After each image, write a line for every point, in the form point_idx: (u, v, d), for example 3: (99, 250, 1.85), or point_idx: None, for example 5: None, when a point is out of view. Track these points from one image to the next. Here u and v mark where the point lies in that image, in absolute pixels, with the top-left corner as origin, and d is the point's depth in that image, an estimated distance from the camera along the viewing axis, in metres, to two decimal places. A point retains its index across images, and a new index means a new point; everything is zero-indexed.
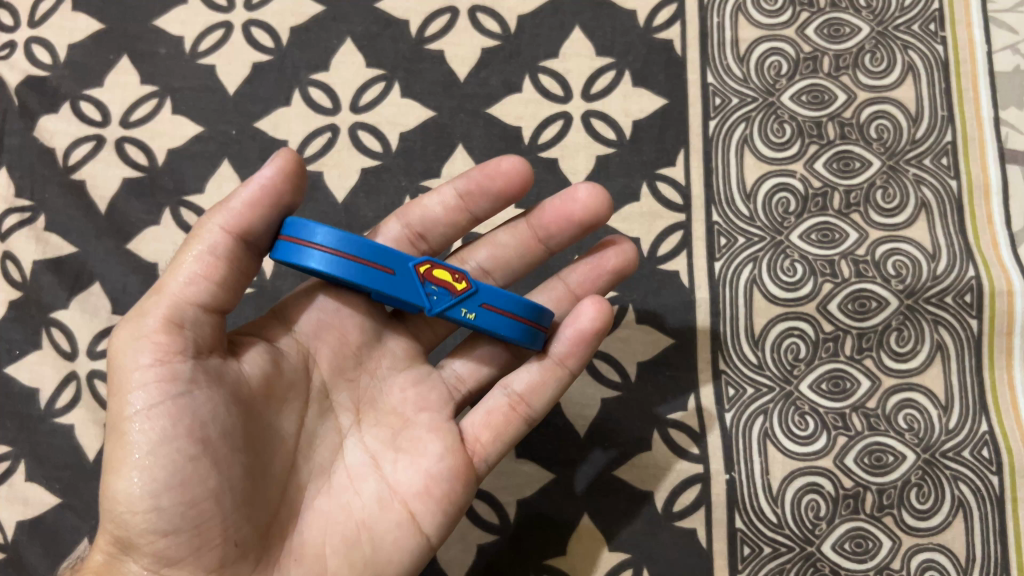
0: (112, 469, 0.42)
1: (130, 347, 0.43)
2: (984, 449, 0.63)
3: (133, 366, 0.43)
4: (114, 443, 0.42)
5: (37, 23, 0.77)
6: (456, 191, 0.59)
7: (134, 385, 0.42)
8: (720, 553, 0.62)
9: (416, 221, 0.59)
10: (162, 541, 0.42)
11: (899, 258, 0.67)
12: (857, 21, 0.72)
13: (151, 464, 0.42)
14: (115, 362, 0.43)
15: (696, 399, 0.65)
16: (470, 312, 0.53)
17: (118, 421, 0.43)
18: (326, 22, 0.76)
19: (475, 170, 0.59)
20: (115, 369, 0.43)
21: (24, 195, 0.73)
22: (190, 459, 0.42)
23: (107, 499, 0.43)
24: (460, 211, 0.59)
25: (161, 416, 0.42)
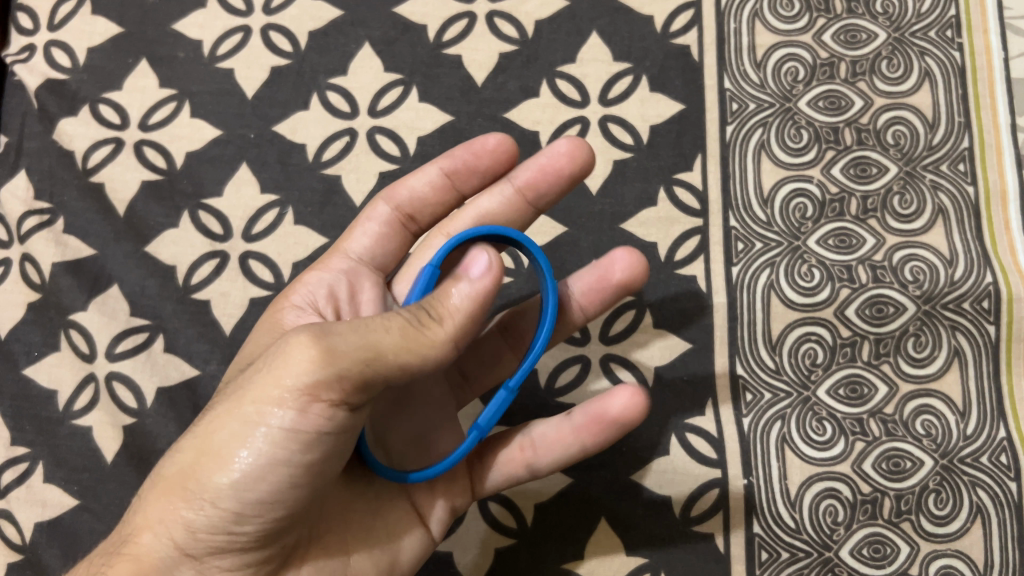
0: (221, 459, 0.41)
1: (298, 362, 0.39)
2: (1002, 455, 0.63)
3: (301, 389, 0.39)
4: (233, 432, 0.41)
5: (56, 27, 0.77)
6: (440, 168, 0.60)
7: (289, 402, 0.40)
8: (738, 558, 0.62)
9: (406, 202, 0.60)
10: (225, 536, 0.42)
11: (916, 264, 0.67)
12: (874, 27, 0.72)
13: (259, 480, 0.41)
14: (291, 359, 0.40)
15: (714, 404, 0.65)
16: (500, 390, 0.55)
17: (251, 421, 0.41)
18: (344, 26, 0.76)
19: (460, 149, 0.60)
20: (286, 368, 0.40)
21: (43, 197, 0.73)
22: (292, 487, 0.42)
23: (200, 477, 0.41)
24: (448, 188, 0.61)
25: (294, 443, 0.40)
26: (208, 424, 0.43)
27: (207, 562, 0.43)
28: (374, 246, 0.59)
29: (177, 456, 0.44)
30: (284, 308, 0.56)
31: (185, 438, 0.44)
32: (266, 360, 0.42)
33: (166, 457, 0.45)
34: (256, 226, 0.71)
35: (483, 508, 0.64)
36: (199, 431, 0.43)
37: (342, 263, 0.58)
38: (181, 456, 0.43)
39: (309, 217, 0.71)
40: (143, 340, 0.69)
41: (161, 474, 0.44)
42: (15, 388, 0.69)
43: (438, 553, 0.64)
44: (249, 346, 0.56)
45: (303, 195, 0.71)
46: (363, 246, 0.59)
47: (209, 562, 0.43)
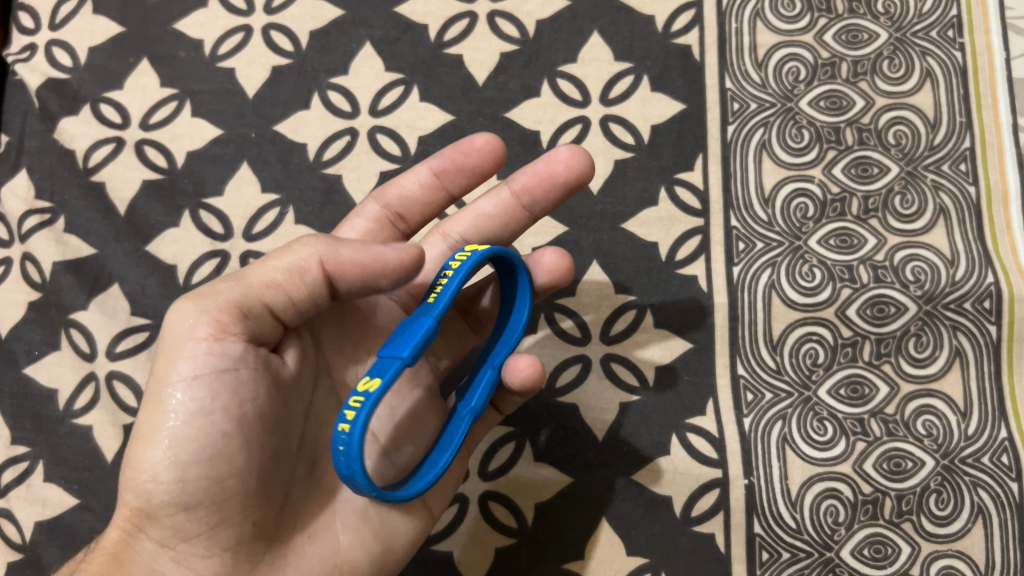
0: (146, 442, 0.42)
1: (191, 315, 0.43)
2: (1004, 455, 0.63)
3: (189, 336, 0.42)
4: (148, 410, 0.42)
5: (57, 26, 0.77)
6: (428, 168, 0.60)
7: (185, 353, 0.42)
8: (739, 558, 0.62)
9: (395, 201, 0.60)
10: (183, 514, 0.42)
11: (917, 264, 0.67)
12: (875, 27, 0.72)
13: (191, 442, 0.41)
14: (171, 329, 0.43)
15: (715, 404, 0.65)
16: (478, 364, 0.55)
17: (163, 390, 0.42)
18: (345, 26, 0.76)
19: (449, 149, 0.59)
20: (168, 335, 0.43)
21: (44, 196, 0.73)
22: (223, 437, 0.42)
23: (133, 465, 0.42)
24: (437, 188, 0.60)
25: (201, 389, 0.42)
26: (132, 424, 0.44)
27: (182, 550, 0.43)
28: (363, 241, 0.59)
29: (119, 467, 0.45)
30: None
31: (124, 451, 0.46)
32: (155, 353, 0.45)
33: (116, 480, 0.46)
34: (257, 225, 0.71)
35: (483, 508, 0.64)
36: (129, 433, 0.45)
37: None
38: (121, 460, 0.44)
39: (310, 217, 0.71)
40: (144, 339, 0.69)
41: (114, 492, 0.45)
42: (16, 388, 0.69)
43: (438, 553, 0.64)
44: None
45: (305, 195, 0.71)
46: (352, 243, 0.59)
47: (183, 550, 0.43)
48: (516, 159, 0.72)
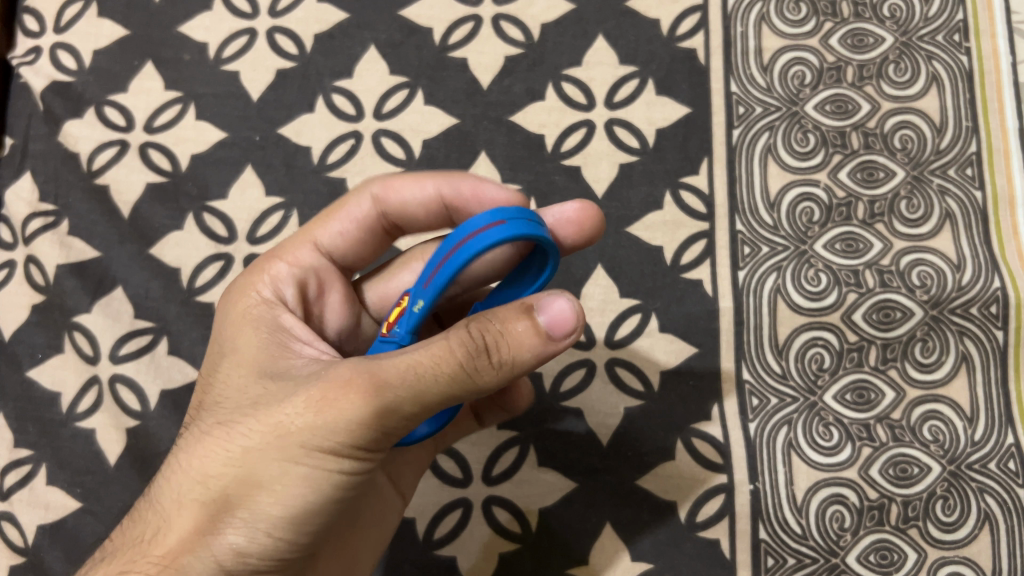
0: (273, 493, 0.40)
1: (361, 416, 0.39)
2: (1010, 461, 0.62)
3: (358, 437, 0.39)
4: (280, 467, 0.40)
5: (63, 29, 0.77)
6: (441, 192, 0.54)
7: (344, 446, 0.40)
8: (744, 564, 0.62)
9: (393, 209, 0.55)
10: (270, 563, 0.42)
11: (924, 269, 0.66)
12: (881, 31, 0.72)
13: (315, 511, 0.41)
14: (333, 408, 0.39)
15: (720, 408, 0.65)
16: (419, 301, 0.41)
17: (307, 462, 0.40)
18: (349, 29, 0.76)
19: (466, 185, 0.54)
20: (329, 413, 0.39)
21: (47, 199, 0.73)
22: (335, 513, 0.43)
23: (250, 507, 0.41)
24: (439, 210, 0.55)
25: (342, 480, 0.41)
26: (242, 454, 0.41)
27: None
28: (349, 247, 0.56)
29: (209, 476, 0.42)
30: (246, 292, 0.51)
31: (212, 455, 0.42)
32: (303, 398, 0.40)
33: (188, 471, 0.43)
34: (261, 229, 0.71)
35: (487, 512, 0.64)
36: (233, 452, 0.41)
37: (312, 257, 0.54)
38: (219, 475, 0.41)
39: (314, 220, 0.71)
40: (147, 342, 0.69)
41: (191, 495, 0.42)
42: (19, 390, 0.69)
43: (442, 558, 0.64)
44: (226, 324, 0.49)
45: (309, 198, 0.71)
46: (336, 245, 0.55)
47: None
48: (520, 162, 0.71)
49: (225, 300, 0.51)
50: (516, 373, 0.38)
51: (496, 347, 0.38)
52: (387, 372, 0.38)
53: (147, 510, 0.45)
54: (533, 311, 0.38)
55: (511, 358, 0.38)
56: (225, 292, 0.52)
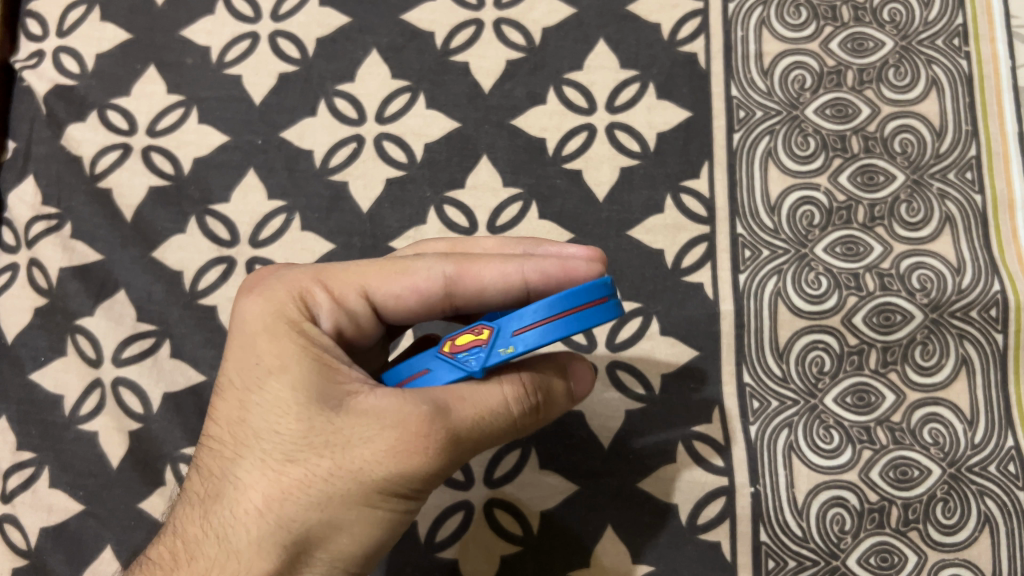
0: (353, 533, 0.45)
1: (437, 462, 0.44)
2: (1010, 464, 0.63)
3: (429, 476, 0.45)
4: (361, 509, 0.44)
5: (66, 33, 0.78)
6: (524, 277, 0.49)
7: (417, 485, 0.45)
8: (745, 566, 0.62)
9: (465, 292, 0.50)
10: None
11: (924, 272, 0.67)
12: (881, 35, 0.72)
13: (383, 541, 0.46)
14: (411, 457, 0.44)
15: (721, 411, 0.65)
16: (507, 346, 0.41)
17: (386, 503, 0.45)
18: (351, 33, 0.76)
19: (555, 268, 0.50)
20: (407, 461, 0.44)
21: (50, 202, 0.73)
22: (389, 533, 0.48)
23: (329, 546, 0.45)
24: (514, 292, 0.50)
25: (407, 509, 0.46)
26: (323, 499, 0.44)
27: None
28: (399, 309, 0.50)
29: (285, 518, 0.44)
30: (280, 308, 0.48)
31: (290, 499, 0.44)
32: (376, 445, 0.44)
33: (259, 512, 0.45)
34: (263, 232, 0.71)
35: (488, 515, 0.64)
36: (311, 496, 0.44)
37: (357, 305, 0.50)
38: (298, 519, 0.44)
39: (316, 223, 0.71)
40: (150, 345, 0.69)
41: (267, 539, 0.44)
42: (21, 393, 0.69)
43: (443, 560, 0.64)
44: (264, 339, 0.47)
45: (310, 202, 0.72)
46: (388, 304, 0.50)
47: None
48: (522, 165, 0.72)
49: (254, 310, 0.49)
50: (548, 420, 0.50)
51: (545, 402, 0.48)
52: (460, 427, 0.45)
53: (210, 544, 0.46)
54: (566, 371, 0.50)
55: (550, 412, 0.49)
56: (256, 296, 0.50)
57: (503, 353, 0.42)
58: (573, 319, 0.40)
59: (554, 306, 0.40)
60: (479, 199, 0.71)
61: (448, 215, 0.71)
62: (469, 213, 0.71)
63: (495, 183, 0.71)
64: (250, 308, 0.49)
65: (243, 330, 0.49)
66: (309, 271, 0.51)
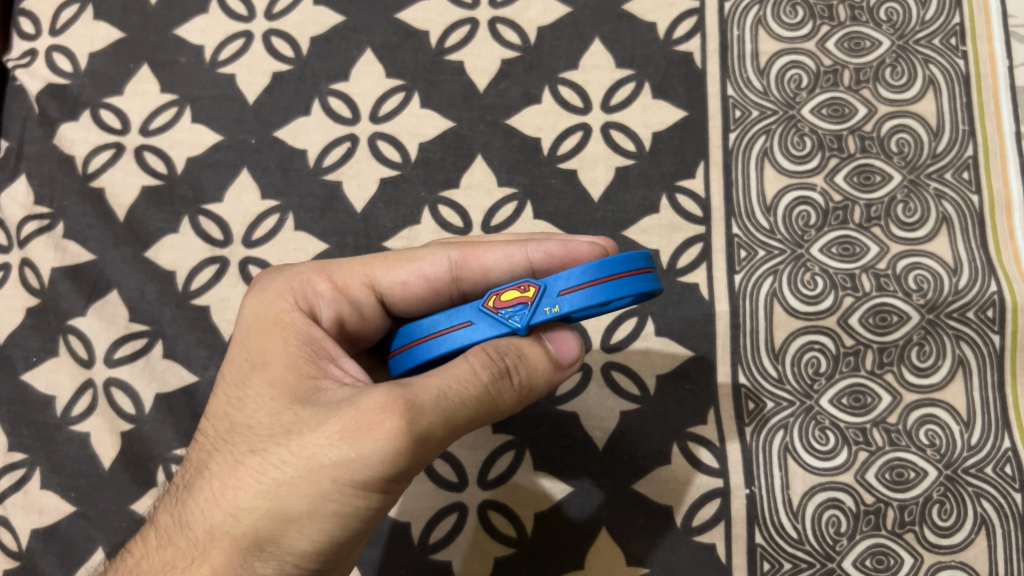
0: (303, 526, 0.42)
1: (389, 447, 0.41)
2: (1007, 466, 0.62)
3: (387, 469, 0.42)
4: (312, 499, 0.42)
5: (58, 32, 0.77)
6: (529, 258, 0.52)
7: (373, 477, 0.42)
8: (740, 568, 0.62)
9: (470, 275, 0.53)
10: None
11: (920, 273, 0.66)
12: (878, 35, 0.72)
13: (340, 544, 0.43)
14: (365, 440, 0.41)
15: (716, 413, 0.65)
16: (554, 306, 0.43)
17: (336, 497, 0.42)
18: (346, 32, 0.76)
19: (557, 247, 0.52)
20: (362, 445, 0.41)
21: (42, 202, 0.73)
22: (360, 540, 0.45)
23: (280, 541, 0.42)
24: (519, 277, 0.53)
25: (369, 508, 0.43)
26: (273, 487, 0.43)
27: None
28: (404, 296, 0.53)
29: (240, 507, 0.43)
30: (279, 297, 0.50)
31: (245, 487, 0.43)
32: (331, 430, 0.42)
33: (219, 500, 0.44)
34: (256, 232, 0.71)
35: (482, 516, 0.64)
36: (265, 483, 0.43)
37: (363, 296, 0.52)
38: (251, 506, 0.43)
39: (310, 223, 0.71)
40: (142, 346, 0.69)
41: (223, 527, 0.43)
42: (13, 394, 0.69)
43: (437, 563, 0.64)
44: (253, 334, 0.49)
45: (304, 202, 0.71)
46: (395, 292, 0.53)
47: None
48: (517, 165, 0.71)
49: (249, 304, 0.51)
50: (533, 396, 0.46)
51: (517, 370, 0.44)
52: (422, 402, 0.42)
53: (178, 533, 0.46)
54: (542, 339, 0.46)
55: (529, 378, 0.45)
56: (255, 289, 0.52)
57: (549, 312, 0.43)
58: (610, 286, 0.43)
59: (595, 272, 0.43)
60: (474, 199, 0.71)
61: (442, 215, 0.70)
62: (463, 213, 0.70)
63: (489, 182, 0.71)
64: (247, 304, 0.51)
65: (238, 326, 0.51)
66: (310, 266, 0.53)
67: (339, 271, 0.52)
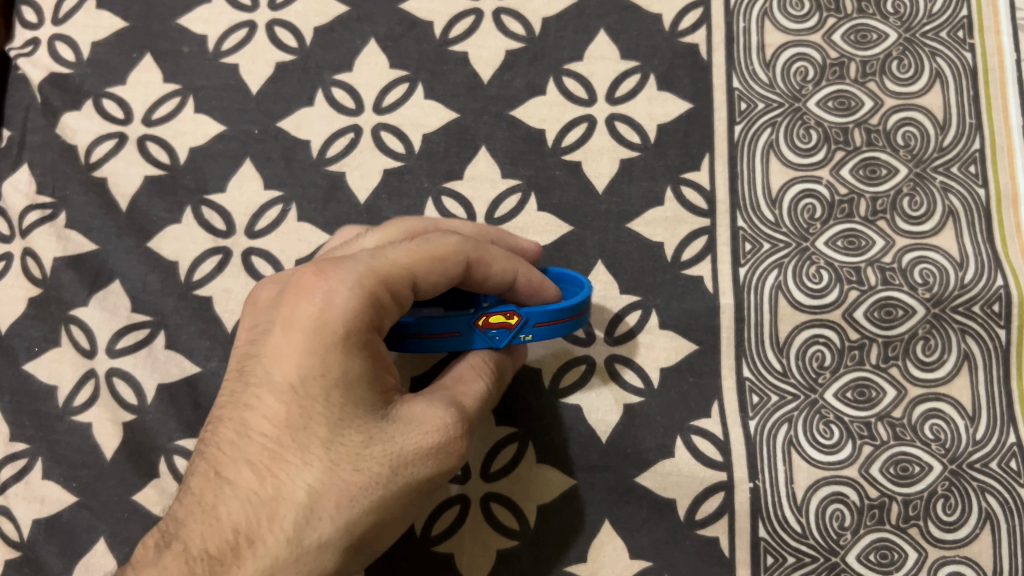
0: (396, 527, 0.47)
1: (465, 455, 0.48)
2: (1012, 461, 0.62)
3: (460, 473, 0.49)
4: (411, 508, 0.46)
5: (61, 21, 0.77)
6: (519, 279, 0.55)
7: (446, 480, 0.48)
8: (743, 562, 0.61)
9: (477, 275, 0.53)
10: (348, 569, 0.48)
11: (926, 266, 0.66)
12: (884, 27, 0.72)
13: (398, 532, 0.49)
14: (455, 451, 0.47)
15: (720, 406, 0.65)
16: (528, 334, 0.54)
17: (424, 502, 0.47)
18: (350, 23, 0.75)
19: (539, 275, 0.57)
20: (453, 455, 0.47)
21: (45, 191, 0.73)
22: None
23: (374, 542, 0.46)
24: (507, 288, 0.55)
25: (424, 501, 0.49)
26: (382, 502, 0.45)
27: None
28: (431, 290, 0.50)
29: (335, 523, 0.44)
30: (353, 310, 0.45)
31: (359, 503, 0.44)
32: (429, 447, 0.46)
33: (323, 515, 0.44)
34: (259, 223, 0.70)
35: (485, 509, 0.64)
36: (376, 498, 0.45)
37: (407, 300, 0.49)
38: (366, 522, 0.44)
39: (313, 214, 0.70)
40: (144, 336, 0.68)
41: (333, 540, 0.44)
42: (15, 384, 0.68)
43: (439, 555, 0.63)
44: (329, 349, 0.45)
45: (307, 192, 0.71)
46: (427, 292, 0.50)
47: None
48: (521, 157, 0.71)
49: (306, 300, 0.46)
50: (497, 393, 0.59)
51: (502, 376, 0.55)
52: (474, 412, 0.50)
53: (265, 545, 0.43)
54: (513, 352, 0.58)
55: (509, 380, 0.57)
56: (329, 290, 0.46)
57: (524, 338, 0.54)
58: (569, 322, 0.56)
59: (562, 311, 0.55)
60: (477, 190, 0.70)
61: (446, 207, 0.70)
62: (467, 204, 0.70)
63: (493, 174, 0.71)
64: (297, 298, 0.46)
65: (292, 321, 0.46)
66: (363, 257, 0.48)
67: (393, 253, 0.48)
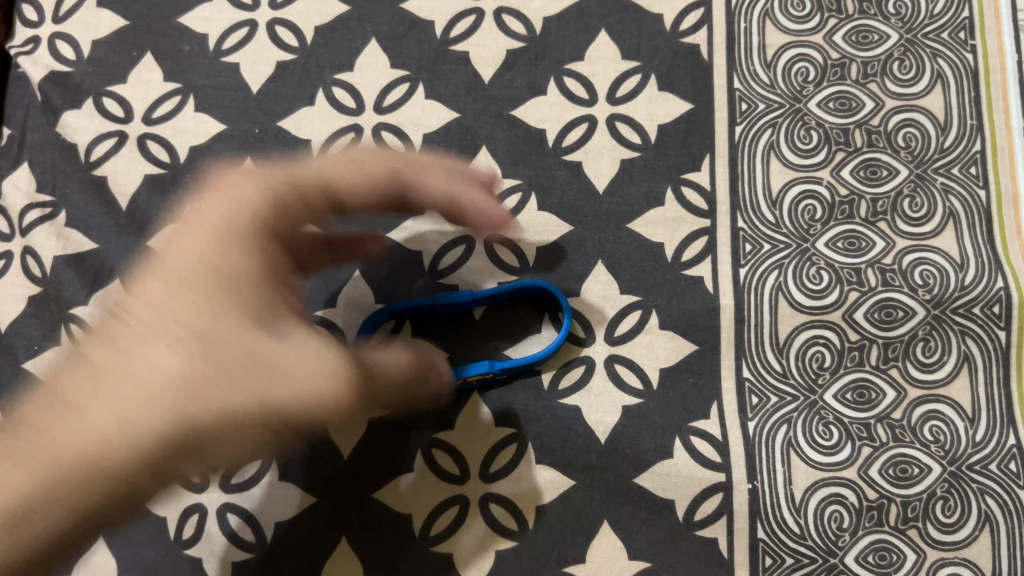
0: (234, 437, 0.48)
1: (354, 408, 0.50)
2: (1012, 462, 0.62)
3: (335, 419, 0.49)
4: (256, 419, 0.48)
5: (61, 19, 0.77)
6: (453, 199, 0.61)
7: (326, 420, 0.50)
8: (742, 563, 0.61)
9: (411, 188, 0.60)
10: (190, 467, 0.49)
11: (926, 268, 0.66)
12: (886, 28, 0.72)
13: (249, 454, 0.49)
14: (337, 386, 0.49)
15: (719, 407, 0.65)
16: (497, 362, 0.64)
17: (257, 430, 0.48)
18: (351, 22, 0.75)
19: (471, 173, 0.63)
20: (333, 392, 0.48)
21: (45, 190, 0.73)
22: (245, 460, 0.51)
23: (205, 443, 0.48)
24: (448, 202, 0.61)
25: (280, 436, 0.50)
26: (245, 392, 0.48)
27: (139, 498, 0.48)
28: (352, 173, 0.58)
29: (160, 400, 0.47)
30: (242, 184, 0.55)
31: (206, 403, 0.47)
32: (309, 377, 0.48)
33: (143, 405, 0.47)
34: None
35: (484, 509, 0.64)
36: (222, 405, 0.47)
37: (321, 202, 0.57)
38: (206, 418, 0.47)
39: None
40: None
41: (154, 428, 0.46)
42: (15, 382, 0.68)
43: (438, 554, 0.63)
44: (216, 248, 0.51)
45: None
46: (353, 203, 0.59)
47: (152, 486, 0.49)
48: (522, 157, 0.71)
49: (225, 251, 0.51)
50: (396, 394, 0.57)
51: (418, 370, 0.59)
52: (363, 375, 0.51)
53: (91, 401, 0.47)
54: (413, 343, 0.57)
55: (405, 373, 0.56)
56: (233, 185, 0.55)
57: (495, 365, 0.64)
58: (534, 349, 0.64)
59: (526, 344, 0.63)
60: None
61: None
62: None
63: (493, 174, 0.71)
64: (184, 248, 0.52)
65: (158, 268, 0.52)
66: (280, 168, 0.56)
67: (317, 166, 0.58)
